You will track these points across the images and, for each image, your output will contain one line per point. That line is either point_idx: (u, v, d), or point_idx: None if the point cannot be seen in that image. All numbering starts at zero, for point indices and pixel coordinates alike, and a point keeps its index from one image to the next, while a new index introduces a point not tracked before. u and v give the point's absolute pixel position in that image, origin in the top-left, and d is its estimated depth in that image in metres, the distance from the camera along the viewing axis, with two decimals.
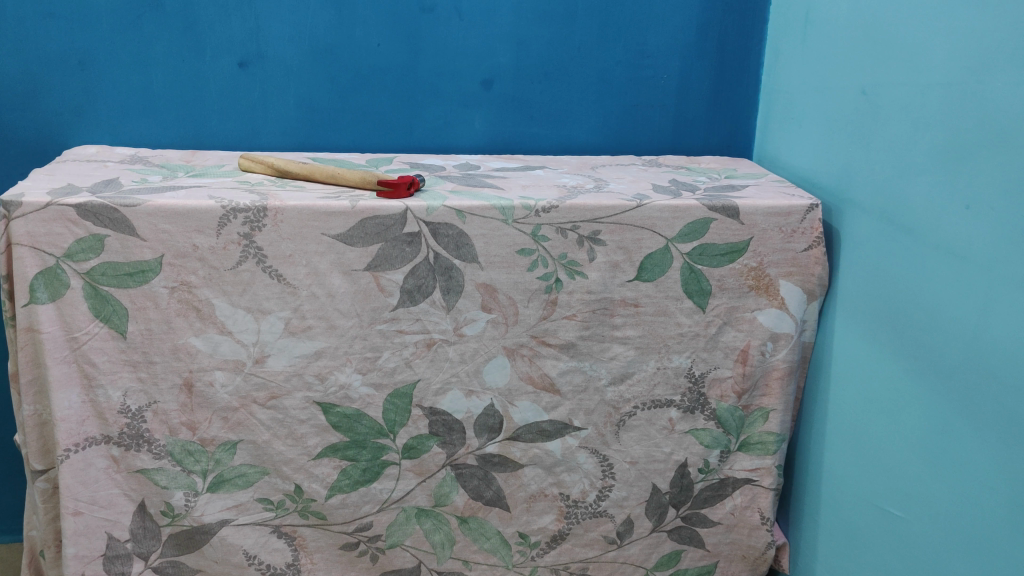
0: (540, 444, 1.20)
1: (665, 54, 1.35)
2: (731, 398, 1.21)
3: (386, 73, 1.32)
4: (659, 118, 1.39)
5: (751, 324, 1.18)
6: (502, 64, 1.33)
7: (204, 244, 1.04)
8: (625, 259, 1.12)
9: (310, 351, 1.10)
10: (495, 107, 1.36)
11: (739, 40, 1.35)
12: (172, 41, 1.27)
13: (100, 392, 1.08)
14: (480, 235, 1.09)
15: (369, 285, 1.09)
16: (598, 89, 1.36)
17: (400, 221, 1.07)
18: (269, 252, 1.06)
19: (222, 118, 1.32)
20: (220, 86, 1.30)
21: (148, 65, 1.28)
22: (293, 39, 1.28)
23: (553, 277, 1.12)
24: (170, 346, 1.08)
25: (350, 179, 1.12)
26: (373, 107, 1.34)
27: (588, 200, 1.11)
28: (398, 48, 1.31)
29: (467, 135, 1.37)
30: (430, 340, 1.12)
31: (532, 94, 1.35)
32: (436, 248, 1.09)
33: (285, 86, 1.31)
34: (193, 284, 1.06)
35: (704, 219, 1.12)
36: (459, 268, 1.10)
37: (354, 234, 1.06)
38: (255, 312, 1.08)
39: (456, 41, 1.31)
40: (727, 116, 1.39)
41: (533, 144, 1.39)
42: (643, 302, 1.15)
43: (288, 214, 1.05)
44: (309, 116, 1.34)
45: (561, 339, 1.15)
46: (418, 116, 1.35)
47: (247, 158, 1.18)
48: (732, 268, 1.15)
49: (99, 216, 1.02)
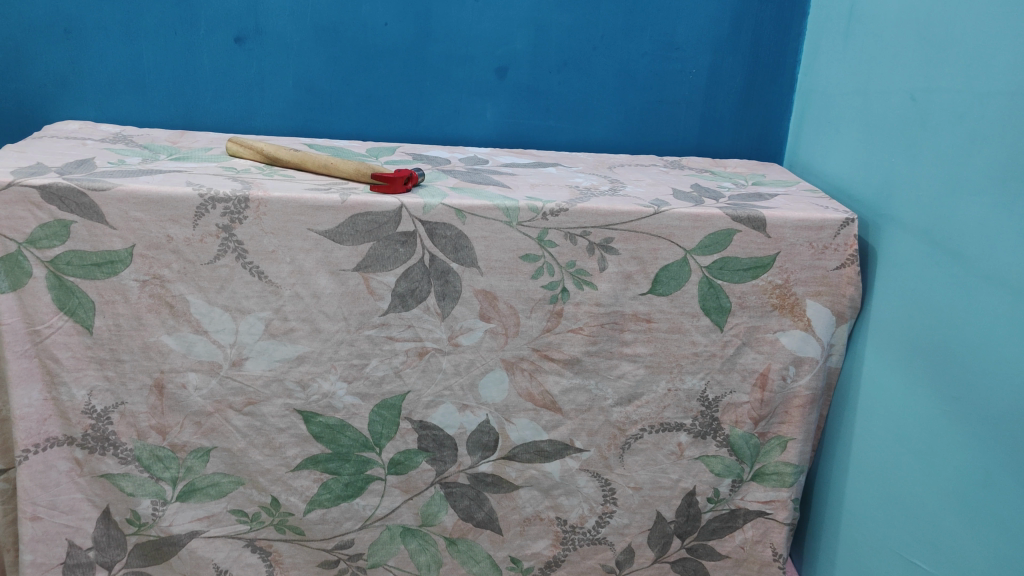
0: (538, 465, 1.11)
1: (695, 46, 1.24)
2: (747, 424, 1.12)
3: (393, 56, 1.23)
4: (685, 116, 1.29)
5: (773, 346, 1.08)
6: (518, 51, 1.23)
7: (179, 235, 0.95)
8: (639, 270, 1.03)
9: (291, 356, 1.02)
10: (509, 96, 1.26)
11: (776, 34, 1.24)
12: (164, 11, 1.17)
13: (63, 390, 1.00)
14: (481, 238, 1.00)
15: (358, 287, 1.00)
16: (621, 82, 1.26)
17: (394, 219, 0.98)
18: (250, 246, 0.97)
19: (216, 97, 1.23)
20: (214, 63, 1.21)
21: (137, 38, 1.18)
22: (294, 15, 1.19)
23: (559, 287, 1.03)
24: (139, 344, 0.99)
25: (343, 170, 1.03)
26: (378, 91, 1.25)
27: (600, 205, 1.01)
28: (407, 29, 1.21)
29: (478, 125, 1.28)
30: (422, 349, 1.04)
31: (550, 84, 1.26)
32: (432, 249, 1.00)
33: (284, 65, 1.22)
34: (166, 278, 0.97)
35: (728, 230, 1.03)
36: (457, 272, 1.01)
37: (344, 231, 0.97)
38: (233, 311, 0.99)
39: (470, 24, 1.21)
40: (758, 117, 1.29)
41: (548, 138, 1.29)
42: (656, 317, 1.06)
43: (272, 207, 0.96)
44: (309, 99, 1.24)
45: (565, 354, 1.06)
46: (426, 103, 1.26)
47: (234, 142, 1.09)
48: (756, 284, 1.05)
49: (64, 200, 0.93)
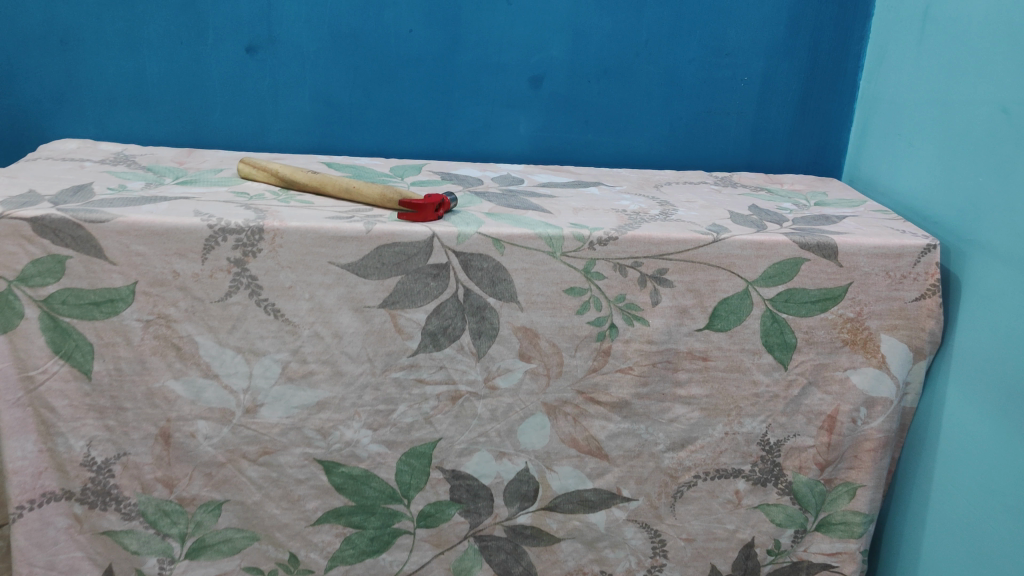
0: (581, 515, 1.01)
1: (747, 52, 1.14)
2: (812, 470, 1.01)
3: (418, 66, 1.13)
4: (736, 127, 1.18)
5: (842, 386, 0.98)
6: (555, 59, 1.13)
7: (186, 270, 0.85)
8: (695, 303, 0.93)
9: (311, 401, 0.92)
10: (545, 108, 1.16)
11: (836, 38, 1.14)
12: (169, 19, 1.07)
13: (60, 441, 0.90)
14: (521, 270, 0.90)
15: (385, 325, 0.90)
16: (666, 91, 1.16)
17: (425, 250, 0.88)
18: (266, 282, 0.87)
19: (226, 112, 1.13)
20: (224, 76, 1.11)
21: (140, 48, 1.09)
22: (310, 22, 1.09)
23: (607, 323, 0.92)
24: (143, 390, 0.89)
25: (366, 194, 0.93)
26: (402, 104, 1.15)
27: (653, 232, 0.91)
28: (433, 37, 1.11)
29: (510, 140, 1.17)
30: (455, 392, 0.94)
31: (588, 95, 1.15)
32: (466, 283, 0.90)
33: (300, 77, 1.12)
34: (172, 318, 0.87)
35: (794, 259, 0.92)
36: (494, 307, 0.91)
37: (369, 264, 0.87)
38: (247, 353, 0.89)
39: (502, 31, 1.11)
40: (814, 128, 1.19)
41: (586, 153, 1.19)
42: (714, 355, 0.95)
43: (289, 238, 0.86)
44: (327, 112, 1.14)
45: (613, 396, 0.96)
46: (455, 116, 1.16)
47: (246, 163, 0.99)
48: (825, 318, 0.95)
49: (59, 233, 0.83)
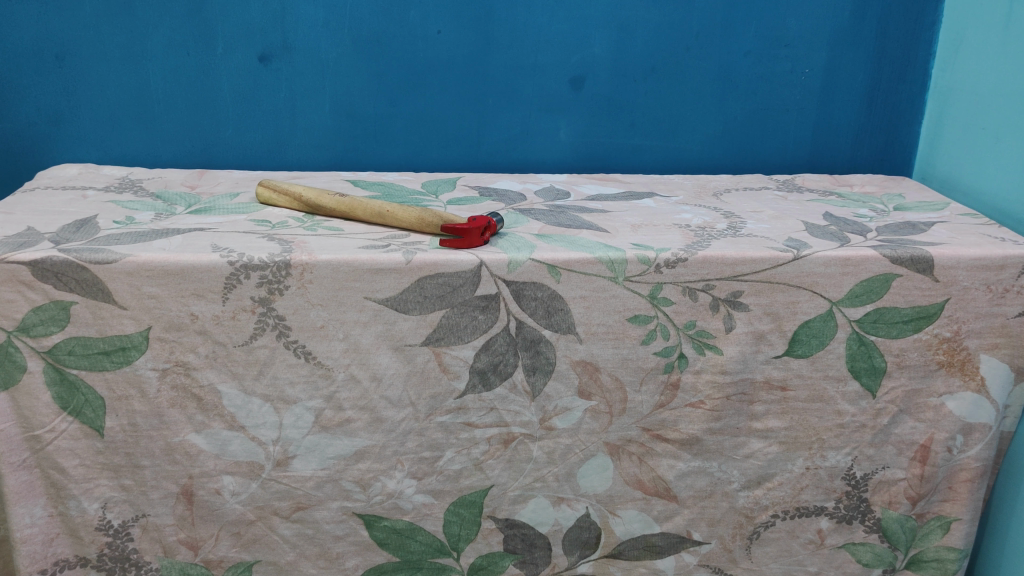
0: (648, 562, 0.91)
1: (808, 42, 1.04)
2: (903, 505, 0.91)
3: (447, 70, 1.03)
4: (795, 125, 1.08)
5: (937, 413, 0.88)
6: (597, 57, 1.03)
7: (205, 312, 0.76)
8: (773, 328, 0.83)
9: (348, 451, 0.82)
10: (587, 112, 1.06)
11: (907, 23, 1.03)
12: (173, 29, 0.98)
13: (72, 504, 0.81)
14: (580, 298, 0.80)
15: (429, 365, 0.80)
16: (719, 89, 1.06)
17: (472, 280, 0.78)
18: (295, 322, 0.78)
19: (239, 128, 1.04)
20: (235, 89, 1.02)
21: (143, 61, 0.99)
22: (329, 26, 0.99)
23: (676, 353, 0.83)
24: (162, 446, 0.80)
25: (402, 218, 0.83)
26: (431, 113, 1.05)
27: (726, 250, 0.81)
28: (464, 38, 1.01)
29: (550, 147, 1.08)
30: (507, 435, 0.84)
31: (635, 95, 1.05)
32: (519, 314, 0.80)
33: (318, 87, 1.02)
34: (191, 365, 0.78)
35: (884, 275, 0.82)
36: (550, 340, 0.81)
37: (409, 298, 0.78)
38: (276, 402, 0.80)
39: (539, 29, 1.01)
40: (882, 123, 1.08)
41: (634, 159, 1.09)
42: (794, 384, 0.85)
43: (320, 272, 0.76)
44: (350, 124, 1.05)
45: (682, 433, 0.86)
46: (489, 124, 1.06)
47: (265, 186, 0.89)
48: (919, 339, 0.84)
49: (62, 276, 0.74)
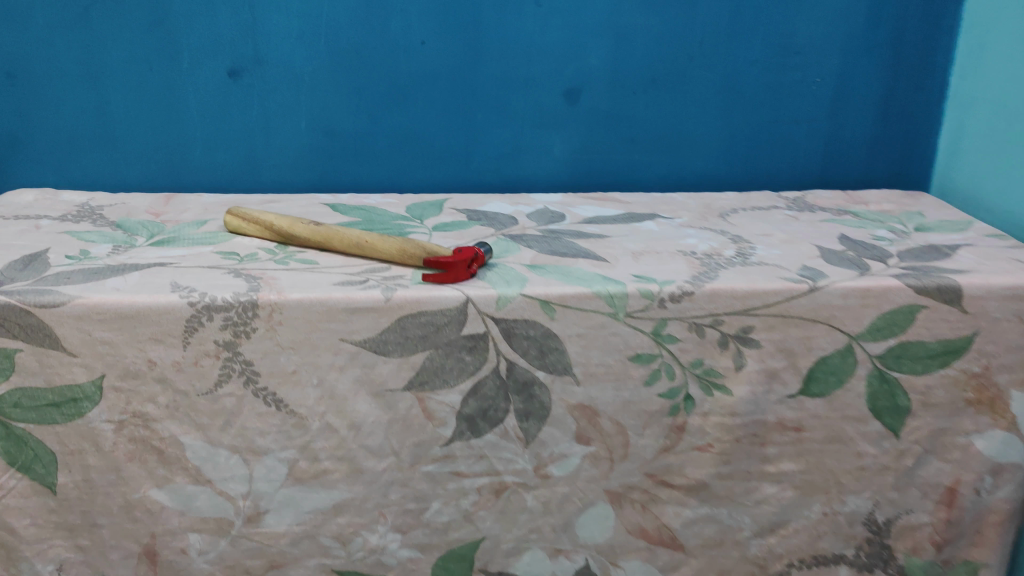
0: None
1: (818, 49, 0.97)
2: (927, 551, 0.84)
3: (432, 84, 0.96)
4: (805, 138, 1.01)
5: (964, 453, 0.81)
6: (593, 68, 0.96)
7: (164, 359, 0.69)
8: (787, 365, 0.76)
9: (326, 505, 0.76)
10: (583, 126, 0.99)
11: (924, 28, 0.96)
12: (135, 42, 0.91)
13: (24, 566, 0.74)
14: (577, 337, 0.73)
15: (412, 411, 0.74)
16: (724, 100, 0.99)
17: (457, 318, 0.71)
18: (264, 367, 0.71)
19: (210, 147, 0.97)
20: (204, 106, 0.95)
21: (104, 77, 0.92)
22: (303, 38, 0.92)
23: (682, 394, 0.76)
24: (120, 503, 0.73)
25: (382, 250, 0.76)
26: (416, 129, 0.98)
27: (736, 282, 0.74)
28: (449, 49, 0.94)
29: (544, 164, 1.01)
30: (499, 484, 0.77)
31: (633, 108, 0.98)
32: (510, 355, 0.73)
33: (294, 103, 0.95)
34: (150, 416, 0.71)
35: (908, 307, 0.75)
36: (544, 383, 0.74)
37: (389, 340, 0.71)
38: (245, 454, 0.73)
39: (530, 38, 0.94)
40: (897, 134, 1.02)
41: (633, 176, 1.02)
42: (810, 425, 0.78)
43: (290, 313, 0.69)
44: (328, 142, 0.98)
45: (689, 478, 0.79)
46: (478, 141, 0.99)
47: (233, 214, 0.82)
48: (945, 375, 0.78)
49: (4, 321, 0.67)
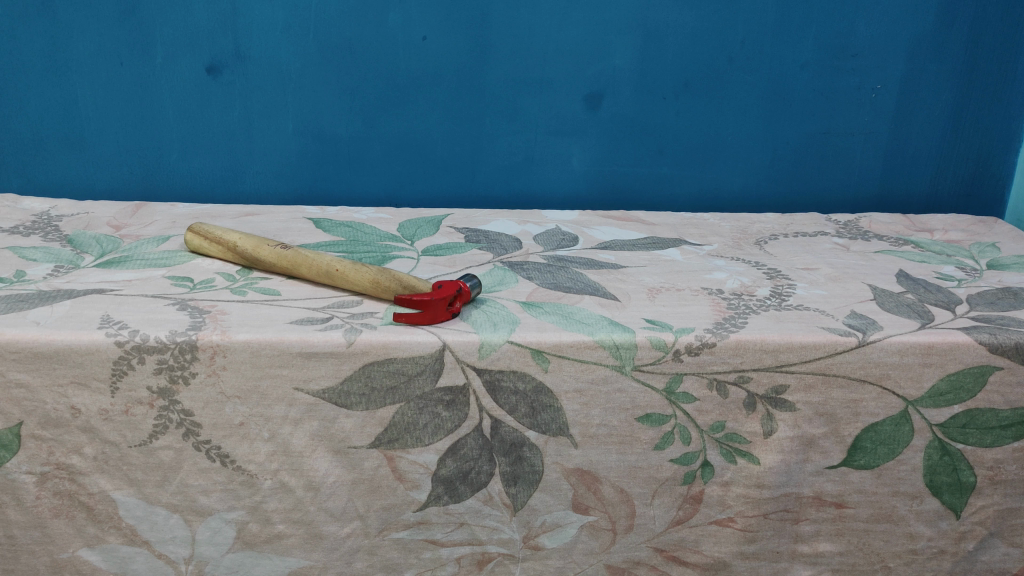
0: None
1: (881, 50, 0.83)
2: None
3: (434, 85, 0.85)
4: (862, 153, 0.88)
5: None
6: (617, 70, 0.84)
7: (88, 405, 0.60)
8: (828, 432, 0.63)
9: (280, 572, 0.66)
10: (605, 136, 0.87)
11: (1008, 26, 0.82)
12: (103, 34, 0.81)
13: None
14: (574, 392, 0.62)
15: (379, 472, 0.63)
16: (769, 108, 0.86)
17: (432, 368, 0.60)
18: (205, 418, 0.61)
19: (187, 152, 0.87)
20: (180, 106, 0.85)
21: (69, 73, 0.83)
22: (289, 31, 0.82)
23: (700, 462, 0.64)
24: (47, 563, 0.64)
25: (353, 281, 0.66)
26: (416, 136, 0.87)
27: (768, 332, 0.62)
28: (454, 45, 0.83)
29: (560, 177, 0.89)
30: (481, 555, 0.66)
31: (663, 116, 0.86)
32: (494, 411, 0.62)
33: (279, 104, 0.85)
34: (77, 469, 0.62)
35: (979, 368, 0.62)
36: (535, 444, 0.63)
37: (353, 390, 0.61)
38: (186, 513, 0.64)
39: (547, 35, 0.82)
40: (970, 151, 0.88)
41: (661, 192, 0.90)
42: (853, 501, 0.66)
43: (235, 357, 0.59)
44: (318, 148, 0.87)
45: (706, 557, 0.67)
46: (485, 149, 0.88)
47: (195, 230, 0.73)
48: (1020, 448, 0.64)
49: None
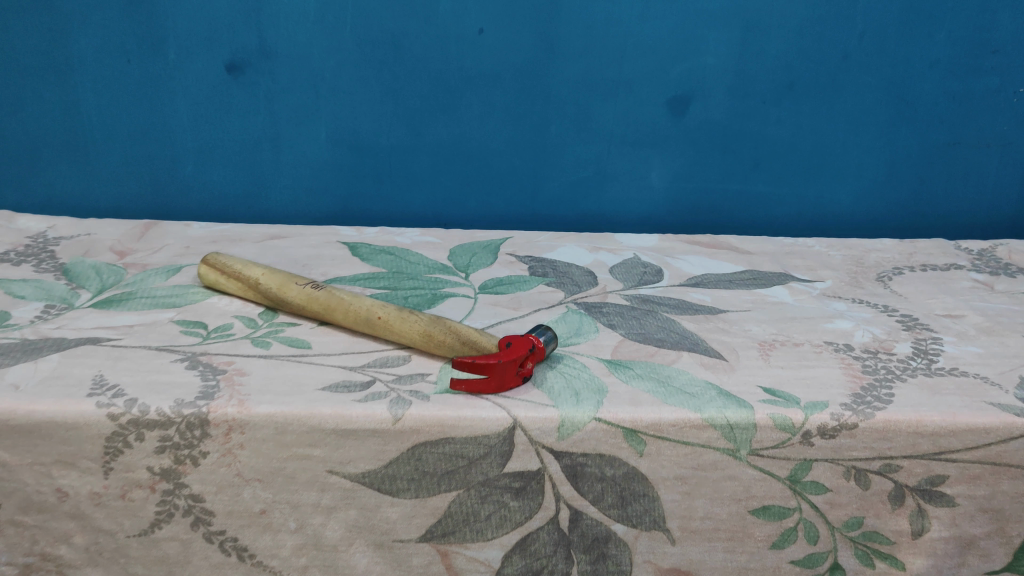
0: None
1: None
2: None
3: (492, 86, 0.72)
4: (993, 166, 0.75)
5: None
6: (709, 69, 0.71)
7: (78, 488, 0.49)
8: (992, 532, 0.50)
9: None
10: (691, 147, 0.74)
11: None
12: (108, 27, 0.70)
13: None
14: (674, 480, 0.49)
15: (431, 570, 0.51)
16: (887, 114, 0.73)
17: (499, 449, 0.49)
18: (218, 505, 0.49)
19: (205, 162, 0.76)
20: (197, 110, 0.74)
21: (70, 71, 0.72)
22: (323, 23, 0.70)
23: (828, 565, 0.51)
24: None
25: (400, 334, 0.54)
26: (468, 145, 0.75)
27: (925, 410, 0.49)
28: (517, 39, 0.70)
29: (635, 195, 0.76)
30: None
31: (762, 123, 0.73)
32: (574, 501, 0.50)
33: (311, 108, 0.73)
34: (64, 562, 0.51)
35: None
36: (623, 540, 0.51)
37: (401, 475, 0.49)
38: None
39: (627, 27, 0.69)
40: None
41: (755, 213, 0.77)
42: None
43: (255, 434, 0.48)
44: (355, 160, 0.75)
45: None
46: (549, 161, 0.75)
47: (211, 262, 0.61)
48: None
49: None
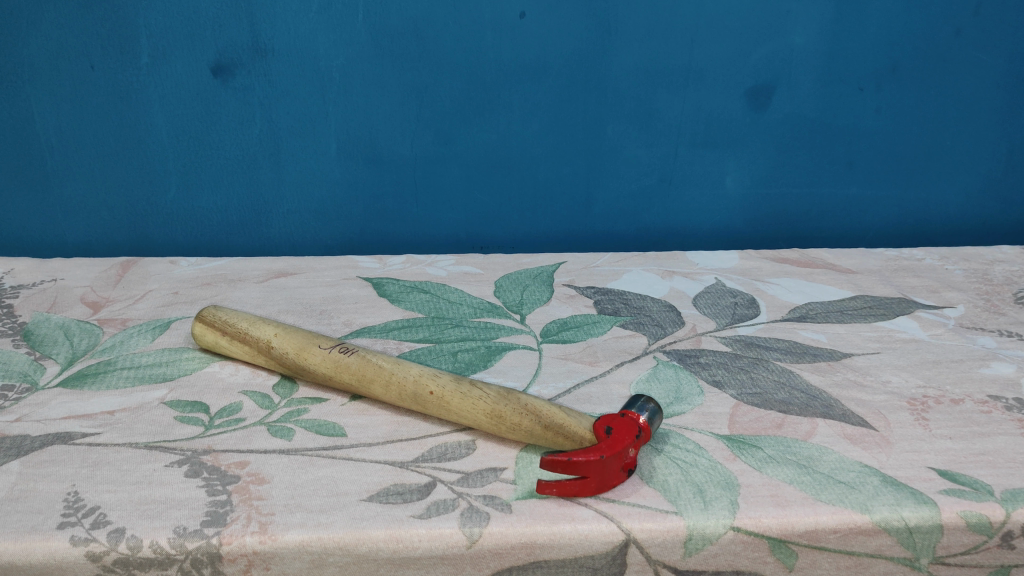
0: None
1: None
2: None
3: (539, 82, 0.63)
4: None
5: None
6: (798, 52, 0.63)
7: None
8: None
9: None
10: (774, 145, 0.66)
11: None
12: (63, 25, 0.58)
13: None
14: None
15: None
16: (996, 100, 0.67)
17: (608, 571, 0.37)
18: None
19: (191, 186, 0.65)
20: (177, 122, 0.62)
21: (18, 80, 0.60)
22: (328, 13, 0.59)
23: None
24: None
25: (461, 413, 0.42)
26: (508, 153, 0.65)
27: None
28: (568, 26, 0.61)
29: (707, 203, 0.68)
30: None
31: (859, 114, 0.66)
32: None
33: (319, 116, 0.63)
34: None
35: None
36: None
37: None
38: None
39: (702, 7, 0.61)
40: None
41: (848, 218, 0.70)
42: None
43: (288, 568, 0.36)
44: (373, 176, 0.65)
45: None
46: (606, 168, 0.66)
47: (207, 317, 0.49)
48: None
49: None
